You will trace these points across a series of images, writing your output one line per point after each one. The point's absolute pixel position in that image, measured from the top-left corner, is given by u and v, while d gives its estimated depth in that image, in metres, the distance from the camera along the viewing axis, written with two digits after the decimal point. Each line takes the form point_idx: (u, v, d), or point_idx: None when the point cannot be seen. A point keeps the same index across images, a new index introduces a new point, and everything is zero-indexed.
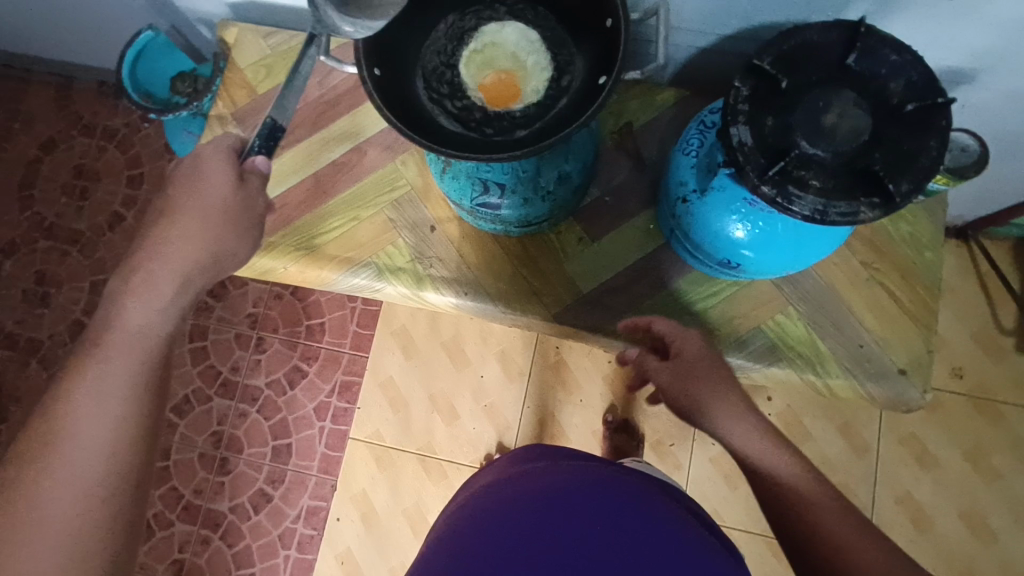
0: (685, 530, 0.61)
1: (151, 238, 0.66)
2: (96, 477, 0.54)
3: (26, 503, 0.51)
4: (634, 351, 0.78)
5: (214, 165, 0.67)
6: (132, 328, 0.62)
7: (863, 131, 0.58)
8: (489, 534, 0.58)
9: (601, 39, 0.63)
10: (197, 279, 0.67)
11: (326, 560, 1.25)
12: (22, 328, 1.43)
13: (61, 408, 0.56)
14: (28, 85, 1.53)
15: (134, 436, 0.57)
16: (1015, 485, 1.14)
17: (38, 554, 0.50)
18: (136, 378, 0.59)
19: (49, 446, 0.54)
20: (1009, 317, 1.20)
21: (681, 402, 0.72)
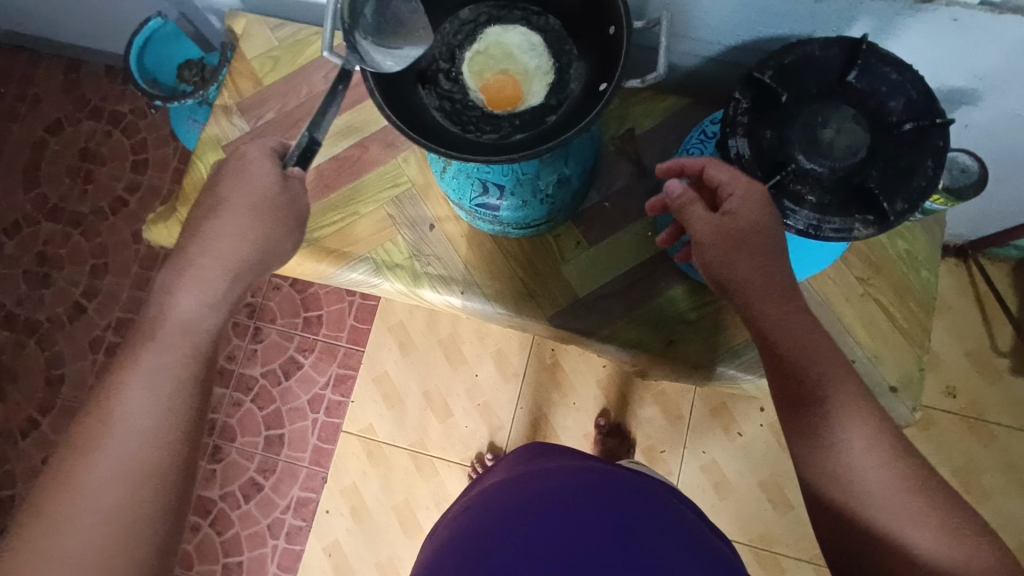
0: (707, 541, 0.62)
1: (195, 230, 0.65)
2: (141, 465, 0.56)
3: (75, 485, 0.53)
4: (680, 192, 0.59)
5: (258, 163, 0.66)
6: (179, 320, 0.62)
7: (860, 148, 0.59)
8: (509, 534, 0.61)
9: (604, 47, 0.63)
10: (247, 273, 0.66)
11: (314, 552, 1.25)
12: (23, 309, 1.44)
13: (112, 395, 0.58)
14: (37, 67, 1.54)
15: (179, 426, 0.59)
16: (1005, 506, 1.15)
17: (82, 535, 0.52)
18: (183, 370, 0.61)
19: (99, 430, 0.56)
20: (1004, 339, 1.20)
21: (719, 268, 0.60)
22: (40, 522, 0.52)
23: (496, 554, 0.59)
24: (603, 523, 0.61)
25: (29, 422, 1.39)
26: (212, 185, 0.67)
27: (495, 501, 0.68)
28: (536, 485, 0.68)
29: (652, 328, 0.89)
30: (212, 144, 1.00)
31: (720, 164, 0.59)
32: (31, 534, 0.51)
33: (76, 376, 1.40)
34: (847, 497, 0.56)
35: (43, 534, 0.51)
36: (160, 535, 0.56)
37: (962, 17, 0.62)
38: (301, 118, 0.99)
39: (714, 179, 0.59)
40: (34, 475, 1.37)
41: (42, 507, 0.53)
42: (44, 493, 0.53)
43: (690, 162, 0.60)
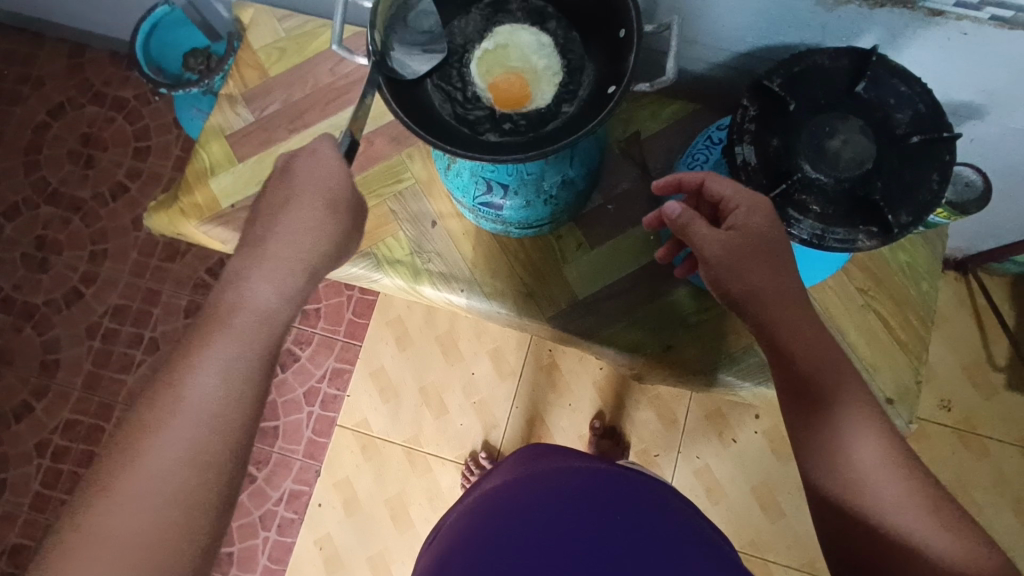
0: (721, 548, 0.63)
1: (268, 212, 0.63)
2: (202, 450, 0.56)
3: (137, 465, 0.54)
4: (679, 211, 0.58)
5: (325, 157, 0.63)
6: (250, 309, 0.61)
7: (865, 159, 0.59)
8: (545, 527, 0.62)
9: (615, 49, 0.63)
10: (319, 265, 0.65)
11: (305, 544, 1.25)
12: (20, 292, 1.44)
13: (179, 378, 0.57)
14: (42, 50, 1.53)
15: (242, 415, 0.58)
16: (995, 519, 1.15)
17: (141, 515, 0.52)
18: (252, 359, 0.60)
19: (163, 412, 0.56)
20: (1000, 353, 1.20)
21: (727, 283, 0.60)
22: (100, 499, 0.52)
23: (493, 547, 0.61)
24: (605, 513, 0.63)
25: (23, 405, 1.38)
26: (283, 163, 0.65)
27: (536, 493, 0.68)
28: (563, 486, 0.68)
29: (650, 332, 0.89)
30: (215, 133, 1.00)
31: (720, 178, 0.59)
32: (91, 509, 0.52)
33: (72, 361, 1.40)
34: (845, 504, 0.56)
35: (103, 511, 0.52)
36: (214, 520, 0.56)
37: (971, 31, 0.62)
38: (305, 110, 0.99)
39: (716, 194, 0.59)
40: (27, 459, 1.37)
41: (102, 483, 0.53)
42: (104, 469, 0.54)
43: (689, 177, 0.61)
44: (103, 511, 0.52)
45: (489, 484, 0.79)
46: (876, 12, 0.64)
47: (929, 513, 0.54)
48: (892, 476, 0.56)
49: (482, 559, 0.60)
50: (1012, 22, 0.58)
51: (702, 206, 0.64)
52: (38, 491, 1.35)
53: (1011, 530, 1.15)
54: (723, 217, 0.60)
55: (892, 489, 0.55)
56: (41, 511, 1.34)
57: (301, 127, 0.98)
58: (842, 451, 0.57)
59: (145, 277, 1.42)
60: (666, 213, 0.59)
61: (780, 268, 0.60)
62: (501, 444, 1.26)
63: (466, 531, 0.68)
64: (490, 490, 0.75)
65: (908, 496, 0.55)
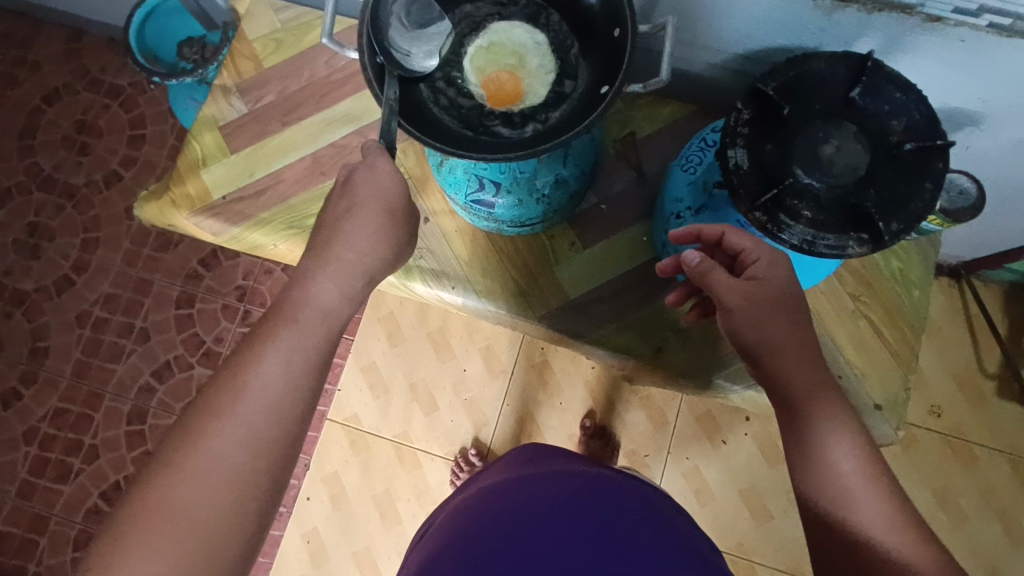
0: (693, 539, 0.65)
1: (334, 212, 0.63)
2: (266, 437, 0.54)
3: (203, 446, 0.52)
4: (698, 260, 0.60)
5: (385, 167, 0.61)
6: (315, 308, 0.60)
7: (859, 167, 0.59)
8: (549, 523, 0.62)
9: (608, 49, 0.63)
10: (377, 270, 0.64)
11: (292, 538, 1.25)
12: (11, 279, 1.43)
13: (245, 366, 0.56)
14: (39, 34, 1.52)
15: (302, 407, 0.57)
16: (980, 527, 1.15)
17: (205, 495, 0.51)
18: (315, 354, 0.59)
19: (228, 397, 0.54)
20: (991, 360, 1.20)
21: (747, 334, 0.59)
22: (165, 477, 0.51)
23: (477, 542, 0.62)
24: (628, 517, 0.64)
25: (12, 392, 1.38)
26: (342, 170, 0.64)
27: (548, 488, 0.68)
28: (554, 483, 0.69)
29: (640, 334, 0.88)
30: (208, 124, 0.99)
31: (740, 231, 0.60)
32: (156, 487, 0.51)
33: (61, 349, 1.39)
34: (824, 511, 0.57)
35: (169, 489, 0.50)
36: (269, 507, 0.54)
37: (969, 38, 0.61)
38: (300, 103, 0.98)
39: (735, 246, 0.60)
40: (15, 446, 1.36)
41: (167, 463, 0.52)
42: (168, 450, 0.53)
43: (709, 229, 0.62)
44: (163, 494, 0.50)
45: (483, 483, 0.78)
46: (875, 17, 0.63)
47: (906, 522, 0.54)
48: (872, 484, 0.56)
49: (460, 560, 0.61)
50: (1010, 29, 0.58)
51: (718, 255, 0.65)
52: (24, 478, 1.34)
53: (996, 539, 1.15)
54: (740, 269, 0.61)
55: (870, 497, 0.55)
56: (27, 498, 1.33)
57: (295, 119, 0.98)
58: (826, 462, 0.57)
59: (137, 266, 1.41)
60: (684, 261, 0.60)
61: (778, 282, 0.59)
62: (491, 442, 1.26)
63: (469, 523, 0.67)
64: (485, 487, 0.75)
65: (886, 505, 0.55)
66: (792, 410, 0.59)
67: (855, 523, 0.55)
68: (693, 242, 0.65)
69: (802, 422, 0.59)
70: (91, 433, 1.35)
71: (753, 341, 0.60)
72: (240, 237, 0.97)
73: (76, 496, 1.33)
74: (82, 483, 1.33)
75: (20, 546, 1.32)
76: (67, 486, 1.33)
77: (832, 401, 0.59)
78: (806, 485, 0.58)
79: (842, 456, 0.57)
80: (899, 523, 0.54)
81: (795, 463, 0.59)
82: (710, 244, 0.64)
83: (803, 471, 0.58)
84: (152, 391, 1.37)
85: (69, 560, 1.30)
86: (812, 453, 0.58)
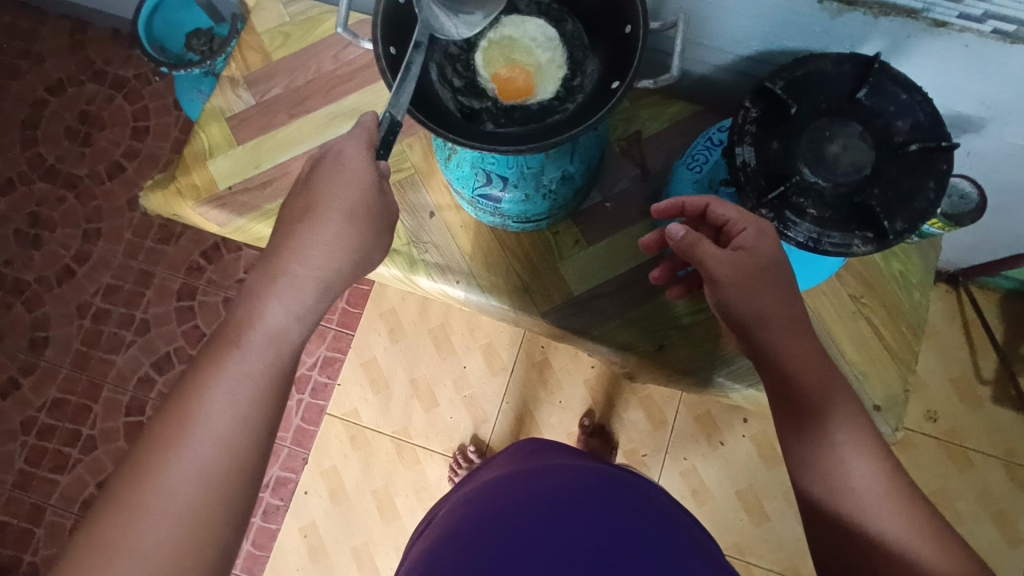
0: (684, 535, 0.64)
1: (289, 233, 0.61)
2: (218, 471, 0.52)
3: (153, 482, 0.51)
4: (684, 233, 0.60)
5: (351, 163, 0.61)
6: (269, 330, 0.58)
7: (864, 166, 0.60)
8: (534, 539, 0.60)
9: (618, 44, 0.63)
10: (338, 285, 0.62)
11: (289, 532, 1.25)
12: (11, 268, 1.43)
13: (194, 394, 0.54)
14: (43, 26, 1.52)
15: (254, 434, 0.55)
16: (976, 530, 1.16)
17: (158, 533, 0.49)
18: (267, 378, 0.57)
19: (176, 429, 0.52)
20: (988, 366, 1.21)
21: (737, 306, 0.59)
22: (117, 516, 0.49)
23: (505, 518, 0.64)
24: (622, 516, 0.63)
25: (9, 381, 1.38)
26: (303, 184, 0.63)
27: (534, 495, 0.67)
28: (535, 493, 0.67)
29: (644, 330, 0.89)
30: (215, 115, 0.99)
31: (725, 202, 0.60)
32: (105, 526, 0.49)
33: (61, 339, 1.39)
34: (826, 504, 0.57)
35: (120, 528, 0.49)
36: (228, 541, 0.52)
37: (973, 44, 0.62)
38: (307, 96, 0.98)
39: (721, 218, 0.60)
40: (13, 436, 1.36)
41: (117, 501, 0.50)
42: (120, 485, 0.51)
43: (693, 202, 0.62)
44: (112, 535, 0.49)
45: (481, 479, 0.79)
46: (880, 20, 0.64)
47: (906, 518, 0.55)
48: (873, 482, 0.56)
49: (482, 537, 0.62)
50: (1014, 36, 0.59)
51: (704, 228, 0.65)
52: (21, 469, 1.34)
53: (992, 542, 1.16)
54: (727, 241, 0.61)
55: (874, 491, 0.56)
56: (25, 489, 1.33)
57: (302, 112, 0.98)
58: (829, 462, 0.57)
59: (138, 258, 1.41)
60: (670, 234, 0.60)
61: (777, 276, 0.59)
62: (490, 438, 1.26)
63: (497, 498, 0.69)
64: (479, 487, 0.75)
65: (888, 499, 0.55)
66: (796, 415, 0.59)
67: (856, 515, 0.55)
68: (676, 216, 0.65)
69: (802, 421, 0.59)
70: (89, 424, 1.35)
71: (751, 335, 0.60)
72: (245, 228, 0.97)
73: (73, 487, 1.32)
74: (79, 475, 1.33)
75: (17, 536, 1.31)
76: (64, 477, 1.33)
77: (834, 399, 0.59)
78: (808, 480, 0.58)
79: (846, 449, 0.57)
80: (899, 520, 0.54)
81: (797, 458, 0.59)
82: (694, 217, 0.64)
83: (805, 463, 0.58)
84: (152, 383, 1.37)
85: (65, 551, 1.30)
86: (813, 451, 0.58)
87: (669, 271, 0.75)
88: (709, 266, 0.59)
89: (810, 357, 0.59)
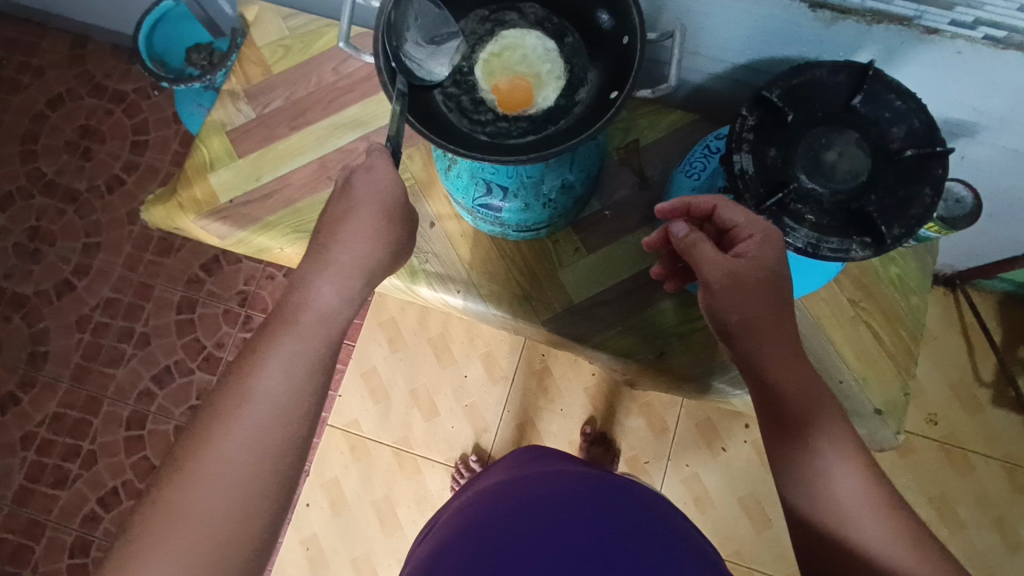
0: (688, 540, 0.66)
1: (333, 219, 0.63)
2: (273, 441, 0.54)
3: (212, 450, 0.52)
4: (685, 232, 0.59)
5: (366, 169, 0.62)
6: (317, 309, 0.60)
7: (860, 172, 0.61)
8: (562, 528, 0.62)
9: (617, 55, 0.64)
10: (377, 270, 0.64)
11: (291, 544, 1.25)
12: (11, 282, 1.43)
13: (253, 367, 0.56)
14: (43, 41, 1.53)
15: (309, 405, 0.56)
16: (978, 534, 1.16)
17: (218, 499, 0.50)
18: (319, 356, 0.58)
19: (234, 401, 0.54)
20: (987, 369, 1.22)
21: (727, 314, 0.60)
22: (179, 478, 0.51)
23: (517, 518, 0.65)
24: (625, 520, 0.64)
25: (9, 396, 1.38)
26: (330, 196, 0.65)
27: (555, 487, 0.69)
28: (557, 485, 0.69)
29: (643, 338, 0.90)
30: (216, 128, 1.00)
31: (733, 206, 0.59)
32: (167, 489, 0.50)
33: (61, 353, 1.39)
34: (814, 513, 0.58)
35: (182, 495, 0.50)
36: (280, 511, 0.53)
37: (965, 50, 0.63)
38: (308, 108, 0.99)
39: (729, 221, 0.60)
40: (12, 450, 1.36)
41: (178, 470, 0.51)
42: (181, 456, 0.52)
43: (700, 202, 0.61)
44: (172, 496, 0.50)
45: (487, 484, 0.79)
46: (874, 29, 0.65)
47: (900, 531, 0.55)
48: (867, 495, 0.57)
49: (482, 540, 0.63)
50: (1005, 42, 0.60)
51: (706, 227, 0.64)
52: (21, 484, 1.34)
53: (992, 547, 1.16)
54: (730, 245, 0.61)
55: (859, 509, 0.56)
56: (24, 504, 1.33)
57: (303, 124, 0.99)
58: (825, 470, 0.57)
59: (138, 271, 1.42)
60: (672, 232, 0.60)
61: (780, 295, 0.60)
62: (491, 448, 1.26)
63: (512, 496, 0.70)
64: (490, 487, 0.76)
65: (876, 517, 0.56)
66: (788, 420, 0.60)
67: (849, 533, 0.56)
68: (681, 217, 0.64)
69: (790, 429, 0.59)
70: (89, 438, 1.35)
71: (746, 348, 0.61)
72: (247, 240, 0.98)
73: (73, 502, 1.32)
74: (79, 489, 1.33)
75: (16, 552, 1.31)
76: (64, 492, 1.33)
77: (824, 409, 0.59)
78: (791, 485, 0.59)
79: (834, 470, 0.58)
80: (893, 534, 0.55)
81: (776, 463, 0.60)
82: (699, 218, 0.63)
83: (792, 480, 0.59)
84: (152, 396, 1.37)
85: (65, 566, 1.29)
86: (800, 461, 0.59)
87: (669, 268, 0.74)
88: (706, 273, 0.59)
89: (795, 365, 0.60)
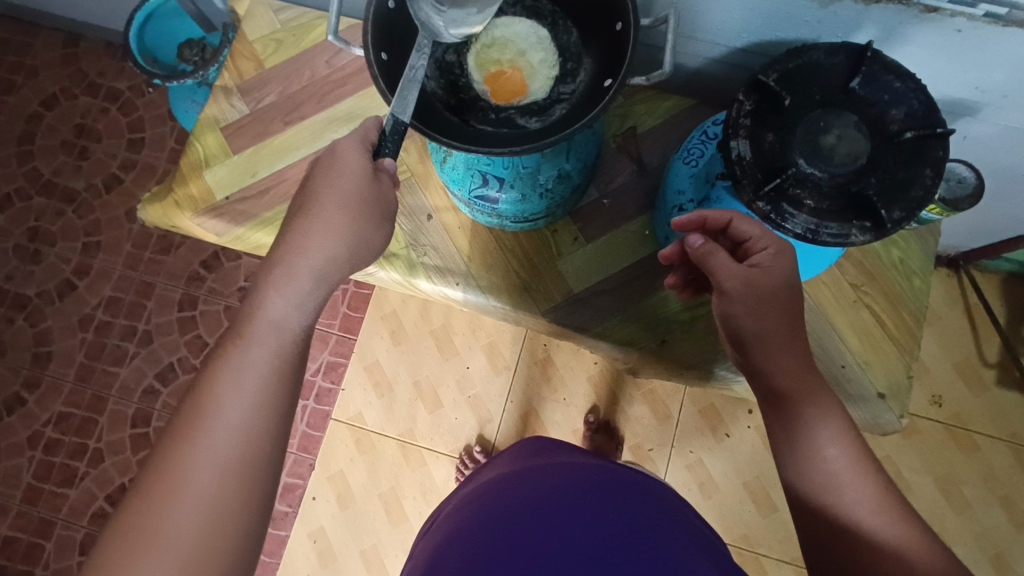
0: (689, 528, 0.65)
1: (289, 231, 0.62)
2: (233, 459, 0.53)
3: (173, 472, 0.51)
4: (701, 242, 0.61)
5: (343, 166, 0.61)
6: (271, 321, 0.59)
7: (860, 155, 0.59)
8: (549, 525, 0.61)
9: (610, 42, 0.63)
10: (335, 275, 0.63)
11: (298, 538, 1.25)
12: (12, 284, 1.43)
13: (207, 387, 0.55)
14: (36, 41, 1.52)
15: (272, 422, 0.56)
16: (984, 514, 1.16)
17: (184, 519, 0.50)
18: (277, 367, 0.57)
19: (193, 422, 0.53)
20: (991, 350, 1.21)
21: (740, 321, 0.61)
22: (143, 503, 0.50)
23: (516, 513, 0.64)
24: (624, 514, 0.63)
25: (14, 397, 1.38)
26: (297, 198, 0.64)
27: (544, 483, 0.69)
28: (546, 479, 0.69)
29: (643, 326, 0.89)
30: (210, 125, 0.99)
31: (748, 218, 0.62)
32: (130, 517, 0.50)
33: (64, 353, 1.39)
34: (815, 499, 0.58)
35: (145, 517, 0.50)
36: (253, 524, 0.53)
37: (965, 28, 0.62)
38: (302, 101, 0.98)
39: (744, 234, 0.62)
40: (20, 450, 1.36)
41: (142, 493, 0.51)
42: (142, 482, 0.52)
43: (716, 216, 0.63)
44: (137, 521, 0.50)
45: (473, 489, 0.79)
46: (871, 9, 0.64)
47: (900, 517, 0.55)
48: (865, 484, 0.57)
49: (484, 537, 0.62)
50: (1006, 19, 0.58)
51: (719, 239, 0.66)
52: (29, 483, 1.35)
53: (999, 526, 1.16)
54: (745, 255, 0.63)
55: (862, 494, 0.56)
56: (33, 503, 1.33)
57: (297, 119, 0.98)
58: (825, 461, 0.58)
59: (139, 269, 1.42)
60: (688, 243, 0.62)
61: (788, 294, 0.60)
62: (495, 438, 1.26)
63: (509, 489, 0.70)
64: (490, 482, 0.75)
65: (877, 502, 0.56)
66: (786, 411, 0.60)
67: (851, 516, 0.56)
68: (697, 230, 0.65)
69: (789, 419, 0.60)
70: (94, 437, 1.36)
71: (747, 340, 0.61)
72: (244, 237, 0.97)
73: (82, 500, 1.33)
74: (87, 488, 1.33)
75: (26, 551, 1.32)
76: (73, 490, 1.33)
77: (819, 398, 0.60)
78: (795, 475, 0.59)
79: (835, 456, 0.58)
80: (892, 520, 0.55)
81: (783, 454, 0.61)
82: (715, 231, 0.65)
83: (795, 467, 0.59)
84: (156, 394, 1.37)
85: (76, 564, 1.30)
86: (800, 451, 0.59)
87: (683, 280, 0.73)
88: (721, 278, 0.60)
89: (793, 355, 0.60)
